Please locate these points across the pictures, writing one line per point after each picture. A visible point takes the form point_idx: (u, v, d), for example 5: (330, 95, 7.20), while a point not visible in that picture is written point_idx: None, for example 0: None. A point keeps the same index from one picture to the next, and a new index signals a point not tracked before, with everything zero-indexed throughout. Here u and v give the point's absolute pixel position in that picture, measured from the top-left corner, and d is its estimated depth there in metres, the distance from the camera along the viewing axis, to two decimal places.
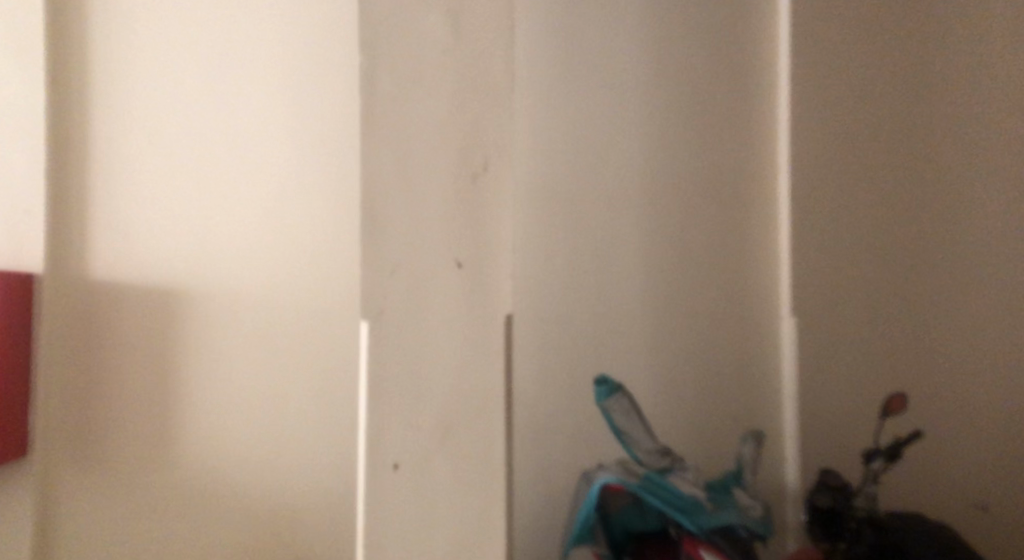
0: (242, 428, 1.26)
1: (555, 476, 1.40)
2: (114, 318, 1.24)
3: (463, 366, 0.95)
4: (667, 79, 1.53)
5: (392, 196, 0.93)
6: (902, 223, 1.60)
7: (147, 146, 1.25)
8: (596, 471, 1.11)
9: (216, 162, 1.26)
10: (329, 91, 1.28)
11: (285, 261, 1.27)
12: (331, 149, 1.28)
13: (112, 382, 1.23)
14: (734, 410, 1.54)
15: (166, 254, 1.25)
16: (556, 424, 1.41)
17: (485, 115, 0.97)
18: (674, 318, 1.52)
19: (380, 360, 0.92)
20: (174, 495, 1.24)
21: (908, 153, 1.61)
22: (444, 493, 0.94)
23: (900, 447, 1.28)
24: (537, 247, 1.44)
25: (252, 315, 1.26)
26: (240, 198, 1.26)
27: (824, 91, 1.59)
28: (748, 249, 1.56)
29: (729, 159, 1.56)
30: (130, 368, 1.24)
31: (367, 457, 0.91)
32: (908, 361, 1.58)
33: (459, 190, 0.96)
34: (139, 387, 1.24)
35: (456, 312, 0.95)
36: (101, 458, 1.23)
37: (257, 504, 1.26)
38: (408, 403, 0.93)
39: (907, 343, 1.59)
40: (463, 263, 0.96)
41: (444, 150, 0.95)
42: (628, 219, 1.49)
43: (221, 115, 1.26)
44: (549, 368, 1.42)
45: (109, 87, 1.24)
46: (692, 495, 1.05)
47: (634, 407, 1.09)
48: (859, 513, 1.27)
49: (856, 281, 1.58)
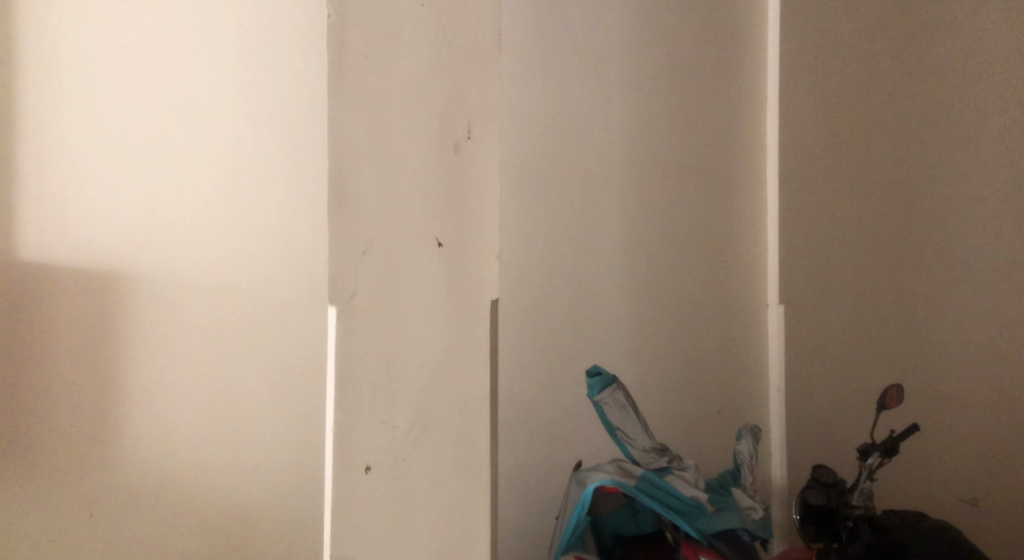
0: (199, 425, 1.15)
1: (533, 476, 1.31)
2: (39, 306, 1.07)
3: (445, 356, 0.86)
4: (654, 54, 1.45)
5: (365, 168, 0.82)
6: (894, 204, 1.53)
7: (82, 111, 1.10)
8: (589, 472, 1.01)
9: (164, 134, 1.13)
10: (291, 63, 1.17)
11: (240, 246, 1.16)
12: (294, 127, 1.18)
13: (35, 381, 1.07)
14: (720, 398, 1.52)
15: (105, 233, 1.11)
16: (540, 417, 1.32)
17: (467, 77, 0.87)
18: (658, 305, 1.45)
19: (352, 350, 0.81)
20: (116, 504, 1.11)
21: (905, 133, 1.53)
22: (422, 495, 0.85)
23: (896, 442, 1.20)
24: (520, 227, 1.32)
25: (208, 303, 1.15)
26: (190, 175, 1.14)
27: (813, 74, 1.57)
28: (736, 237, 1.56)
29: (716, 145, 1.53)
30: (60, 364, 1.08)
31: (337, 458, 0.80)
32: (901, 352, 1.52)
33: (440, 161, 0.86)
34: (73, 386, 1.09)
35: (439, 297, 0.86)
36: (21, 470, 1.06)
37: (216, 508, 1.16)
38: (383, 397, 0.83)
39: (898, 330, 1.52)
40: (444, 242, 0.86)
41: (425, 117, 0.85)
42: (613, 201, 1.41)
43: (169, 81, 1.13)
44: (531, 359, 1.32)
45: (30, 38, 1.07)
46: (693, 497, 0.98)
47: (629, 401, 1.03)
48: (857, 512, 1.20)
49: (841, 271, 1.57)
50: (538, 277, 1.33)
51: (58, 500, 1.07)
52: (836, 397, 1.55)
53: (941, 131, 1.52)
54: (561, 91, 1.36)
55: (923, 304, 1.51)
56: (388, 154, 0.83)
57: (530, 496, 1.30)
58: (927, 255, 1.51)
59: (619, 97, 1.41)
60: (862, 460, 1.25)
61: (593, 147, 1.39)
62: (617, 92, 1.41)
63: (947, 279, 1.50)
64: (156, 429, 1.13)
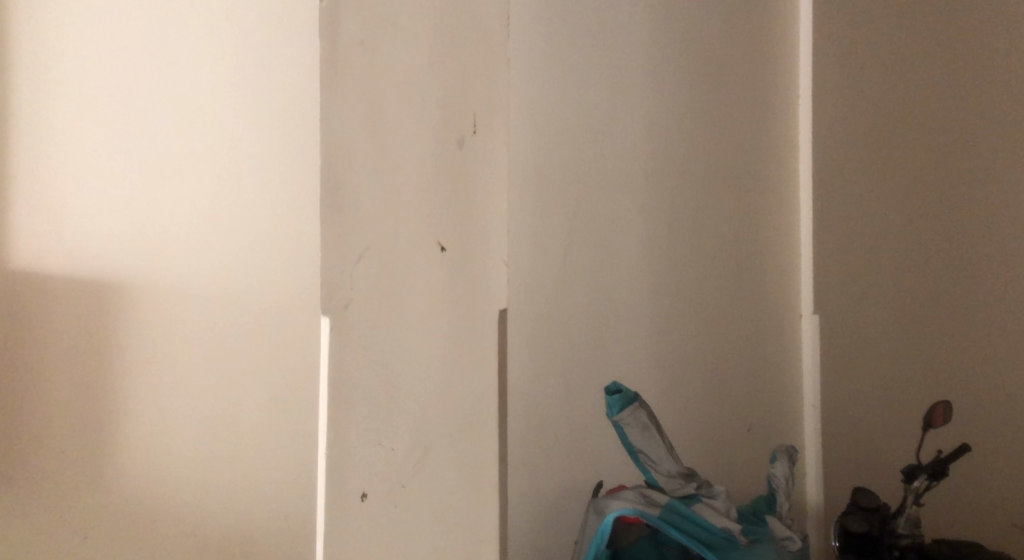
0: (193, 443, 1.07)
1: (548, 498, 1.22)
2: (25, 322, 1.01)
3: (446, 371, 0.78)
4: (676, 49, 1.38)
5: (360, 166, 0.75)
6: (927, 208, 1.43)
7: (74, 112, 1.03)
8: (608, 499, 0.92)
9: (160, 134, 1.06)
10: (290, 56, 1.10)
11: (239, 251, 1.09)
12: (291, 125, 1.10)
13: (21, 403, 1.00)
14: (750, 413, 1.44)
15: (99, 240, 1.04)
16: (558, 434, 1.24)
17: (471, 66, 0.80)
18: (680, 314, 1.37)
19: (346, 365, 0.74)
20: (107, 531, 1.03)
21: (940, 131, 1.42)
22: (423, 523, 0.77)
23: (945, 464, 1.11)
24: (535, 232, 1.23)
25: (204, 313, 1.08)
26: (188, 177, 1.07)
27: (850, 73, 1.51)
28: (767, 245, 1.49)
29: (745, 148, 1.47)
30: (47, 382, 1.01)
31: (329, 483, 0.73)
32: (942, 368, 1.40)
33: (442, 158, 0.78)
34: (62, 407, 1.02)
35: (441, 307, 0.78)
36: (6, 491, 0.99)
37: (215, 536, 1.08)
38: (379, 417, 0.75)
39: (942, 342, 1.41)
40: (446, 246, 0.79)
41: (425, 111, 0.77)
42: (633, 204, 1.33)
43: (165, 80, 1.06)
44: (546, 372, 1.23)
45: (18, 36, 1.00)
46: (724, 528, 0.90)
47: (652, 421, 0.95)
48: (903, 542, 1.12)
49: (878, 279, 1.47)
50: (554, 286, 1.25)
51: (47, 528, 1.00)
52: (875, 413, 1.45)
53: (995, 129, 1.35)
54: (576, 89, 1.28)
55: (967, 318, 1.37)
56: (385, 151, 0.76)
57: (547, 520, 1.22)
58: (973, 265, 1.37)
59: (639, 95, 1.34)
60: (906, 484, 1.15)
61: (611, 148, 1.31)
62: (637, 89, 1.34)
63: (990, 283, 1.35)
64: (149, 450, 1.05)
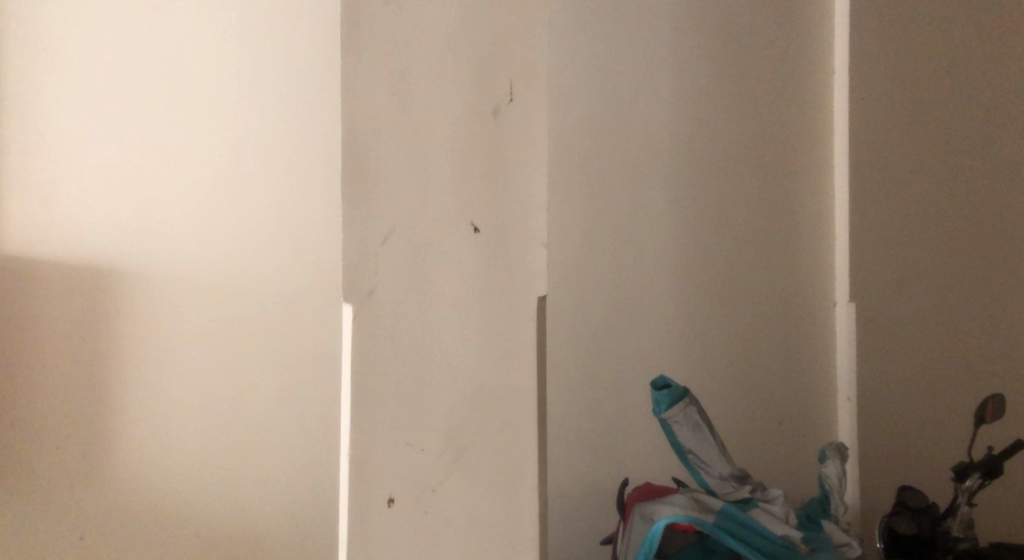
0: (202, 443, 0.97)
1: (582, 494, 1.16)
2: (8, 313, 0.89)
3: (482, 364, 0.70)
4: (714, 23, 1.31)
5: (386, 145, 0.69)
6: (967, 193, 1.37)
7: (63, 81, 0.92)
8: (656, 503, 0.86)
9: (162, 104, 0.95)
10: (298, 21, 1.00)
11: (247, 234, 0.99)
12: (301, 98, 1.00)
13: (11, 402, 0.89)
14: (787, 404, 1.38)
15: (96, 220, 0.93)
16: (592, 428, 1.17)
17: (507, 25, 0.71)
18: (715, 301, 1.30)
19: (373, 359, 0.68)
20: (111, 534, 0.93)
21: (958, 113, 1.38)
22: (460, 527, 0.70)
23: (1000, 462, 1.03)
24: (569, 216, 1.16)
25: (210, 302, 0.97)
26: (194, 152, 0.96)
27: (893, 53, 1.45)
28: (804, 231, 1.44)
29: (783, 130, 1.41)
30: (34, 381, 0.90)
31: (353, 485, 0.68)
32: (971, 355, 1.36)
33: (474, 128, 0.70)
34: (50, 409, 0.91)
35: (475, 294, 0.70)
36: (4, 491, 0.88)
37: (218, 547, 0.98)
38: (409, 416, 0.69)
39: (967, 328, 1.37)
40: (480, 228, 0.70)
41: (455, 80, 0.70)
42: (667, 186, 1.26)
43: (167, 50, 0.95)
44: (579, 363, 1.16)
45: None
46: (784, 536, 0.84)
47: (703, 420, 0.89)
48: (960, 546, 1.04)
49: (918, 266, 1.40)
50: (587, 272, 1.17)
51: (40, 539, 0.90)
52: (914, 409, 1.39)
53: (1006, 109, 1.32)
54: (612, 63, 1.20)
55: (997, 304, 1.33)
56: (415, 127, 0.69)
57: (573, 521, 1.15)
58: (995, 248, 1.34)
59: (674, 72, 1.26)
60: (958, 482, 1.07)
61: (646, 128, 1.24)
62: (671, 65, 1.26)
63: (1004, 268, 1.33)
64: (148, 455, 0.95)
